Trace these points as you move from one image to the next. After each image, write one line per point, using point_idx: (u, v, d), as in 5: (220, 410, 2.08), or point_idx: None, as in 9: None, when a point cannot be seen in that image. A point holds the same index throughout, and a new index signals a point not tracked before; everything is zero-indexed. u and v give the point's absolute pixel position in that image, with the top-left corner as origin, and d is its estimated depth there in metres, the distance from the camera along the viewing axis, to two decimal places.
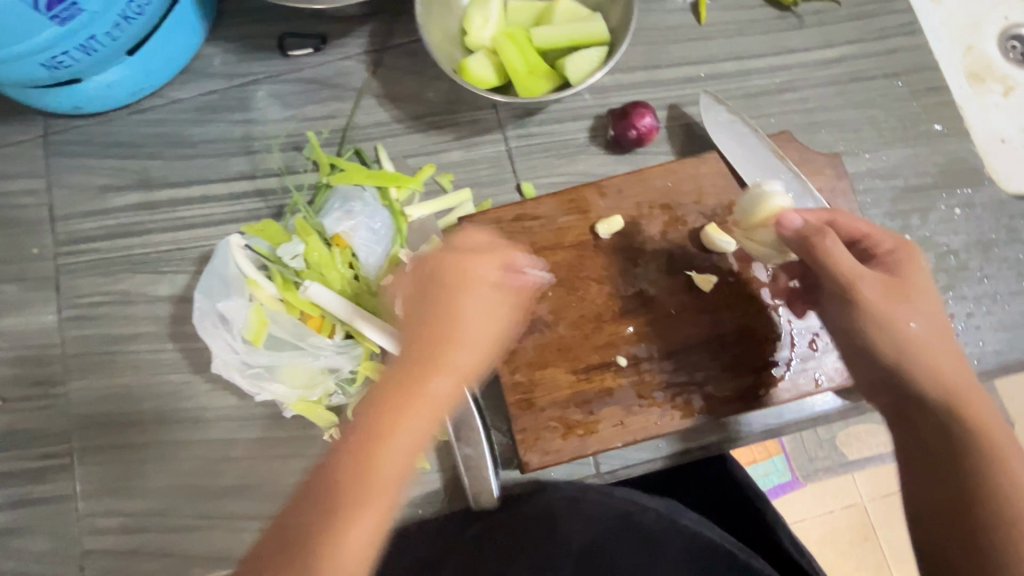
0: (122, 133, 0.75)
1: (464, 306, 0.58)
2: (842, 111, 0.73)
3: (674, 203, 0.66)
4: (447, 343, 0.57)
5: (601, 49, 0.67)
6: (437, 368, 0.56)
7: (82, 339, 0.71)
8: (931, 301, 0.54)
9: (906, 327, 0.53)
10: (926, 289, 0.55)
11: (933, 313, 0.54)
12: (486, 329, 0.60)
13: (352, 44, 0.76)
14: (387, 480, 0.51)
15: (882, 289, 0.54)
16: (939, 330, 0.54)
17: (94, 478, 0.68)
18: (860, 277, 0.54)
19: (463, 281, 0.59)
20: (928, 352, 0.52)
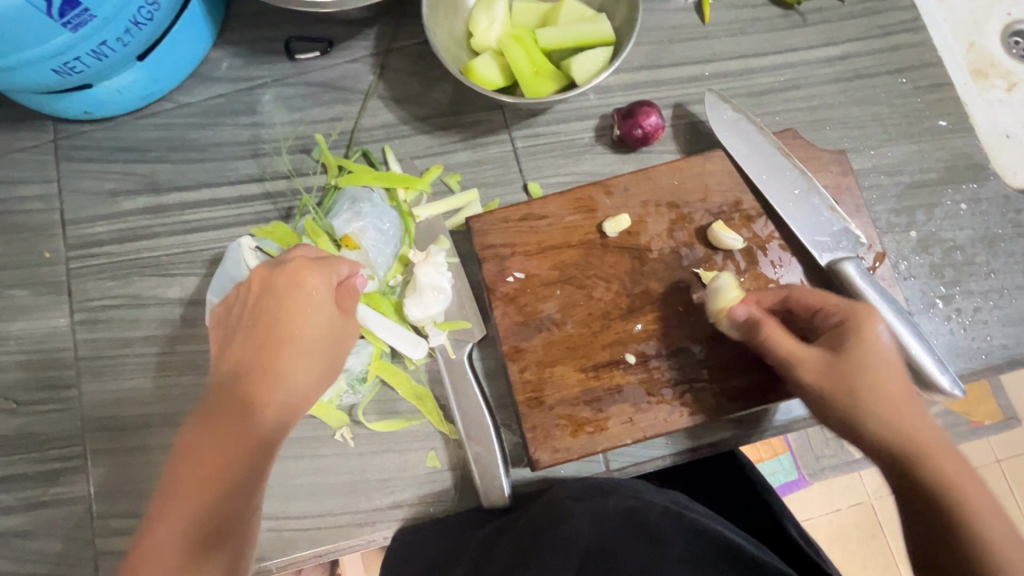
0: (132, 137, 0.76)
1: (271, 307, 0.55)
2: (846, 108, 0.73)
3: (680, 200, 0.66)
4: (269, 340, 0.54)
5: (606, 49, 0.68)
6: (278, 363, 0.54)
7: (93, 342, 0.72)
8: (886, 362, 0.52)
9: (864, 402, 0.51)
10: (878, 349, 0.53)
11: (891, 375, 0.52)
12: (339, 327, 0.57)
13: (358, 47, 0.77)
14: (251, 467, 0.48)
15: (828, 360, 0.53)
16: (901, 389, 0.51)
17: (106, 480, 0.69)
18: (800, 354, 0.54)
19: (279, 282, 0.56)
20: (880, 421, 0.50)
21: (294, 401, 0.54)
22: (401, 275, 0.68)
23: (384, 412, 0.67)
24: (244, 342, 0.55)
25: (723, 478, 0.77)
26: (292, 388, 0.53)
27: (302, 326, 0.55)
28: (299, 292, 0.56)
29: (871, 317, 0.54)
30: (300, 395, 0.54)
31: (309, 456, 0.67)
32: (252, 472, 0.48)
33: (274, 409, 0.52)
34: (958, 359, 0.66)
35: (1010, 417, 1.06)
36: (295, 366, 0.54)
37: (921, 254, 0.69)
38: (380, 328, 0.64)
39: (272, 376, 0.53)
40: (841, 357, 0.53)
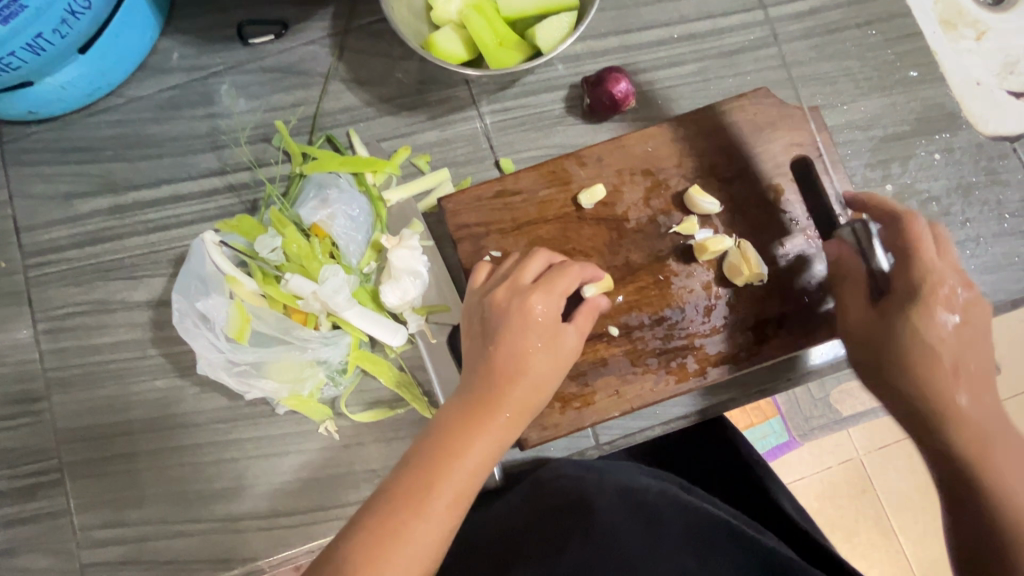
0: (83, 136, 0.73)
1: (534, 352, 0.53)
2: (817, 64, 0.72)
3: (655, 167, 0.65)
4: (499, 388, 0.52)
5: (570, 15, 0.65)
6: (449, 422, 0.50)
7: (60, 353, 0.69)
8: (941, 333, 0.52)
9: (933, 365, 0.51)
10: (937, 317, 0.52)
11: (946, 354, 0.52)
12: (566, 357, 0.55)
13: (315, 28, 0.74)
14: (433, 537, 0.45)
15: (868, 321, 0.55)
16: (951, 362, 0.52)
17: (86, 492, 0.67)
18: (848, 312, 0.56)
19: (519, 322, 0.54)
20: (945, 389, 0.51)
21: (471, 463, 0.48)
22: (375, 262, 0.66)
23: (366, 402, 0.66)
24: (504, 387, 0.52)
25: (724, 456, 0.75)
26: (470, 453, 0.49)
27: (551, 364, 0.54)
28: (541, 323, 0.54)
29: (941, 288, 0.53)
30: (479, 460, 0.49)
31: (296, 452, 0.66)
32: (440, 541, 0.46)
33: (454, 474, 0.47)
34: None
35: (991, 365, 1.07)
36: (498, 420, 0.51)
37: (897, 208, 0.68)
38: (356, 318, 0.62)
39: (434, 435, 0.50)
40: (888, 324, 0.53)
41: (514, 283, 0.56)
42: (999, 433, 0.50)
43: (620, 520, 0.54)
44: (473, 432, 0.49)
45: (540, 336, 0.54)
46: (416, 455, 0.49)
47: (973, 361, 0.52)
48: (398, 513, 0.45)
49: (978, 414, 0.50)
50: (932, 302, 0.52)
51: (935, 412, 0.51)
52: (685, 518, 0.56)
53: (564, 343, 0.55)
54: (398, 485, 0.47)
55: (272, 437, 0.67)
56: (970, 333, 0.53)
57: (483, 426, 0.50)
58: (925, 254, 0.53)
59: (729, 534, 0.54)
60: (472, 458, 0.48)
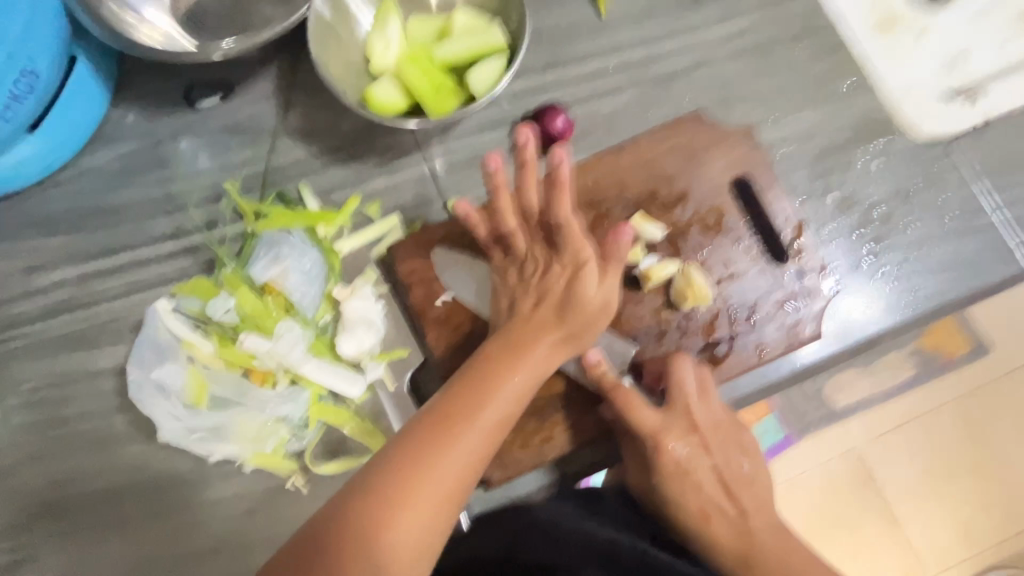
0: (40, 210, 0.74)
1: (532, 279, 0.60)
2: (752, 82, 0.73)
3: (598, 198, 0.66)
4: (537, 329, 0.57)
5: (501, 57, 0.67)
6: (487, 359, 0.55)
7: (28, 427, 0.70)
8: (679, 482, 0.58)
9: (677, 510, 0.58)
10: (674, 469, 0.58)
11: (689, 500, 0.58)
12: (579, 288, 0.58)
13: (260, 87, 0.75)
14: (476, 444, 0.51)
15: (639, 482, 0.61)
16: (699, 511, 0.57)
17: (61, 565, 0.67)
18: (628, 472, 0.62)
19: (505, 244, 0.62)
20: (687, 527, 0.58)
21: (502, 405, 0.53)
22: (331, 313, 0.67)
23: (332, 454, 0.65)
24: (537, 329, 0.57)
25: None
26: (502, 394, 0.53)
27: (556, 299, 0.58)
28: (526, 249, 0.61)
29: (661, 452, 0.57)
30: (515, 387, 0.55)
31: (267, 509, 0.67)
32: (464, 478, 0.50)
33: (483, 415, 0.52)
34: (889, 314, 0.67)
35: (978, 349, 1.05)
36: (529, 364, 0.56)
37: (841, 216, 0.69)
38: (314, 371, 0.64)
39: (473, 368, 0.55)
40: (645, 481, 0.60)
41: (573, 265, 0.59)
42: (756, 556, 0.56)
43: None
44: (509, 371, 0.55)
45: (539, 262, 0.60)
46: (455, 388, 0.54)
47: (720, 498, 0.58)
48: (433, 435, 0.50)
49: (736, 545, 0.56)
50: (666, 468, 0.58)
51: (701, 547, 0.58)
52: None
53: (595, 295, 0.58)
54: (436, 416, 0.52)
55: (242, 496, 0.67)
56: (719, 480, 0.58)
57: (520, 364, 0.55)
58: (675, 400, 0.58)
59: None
60: (503, 400, 0.53)
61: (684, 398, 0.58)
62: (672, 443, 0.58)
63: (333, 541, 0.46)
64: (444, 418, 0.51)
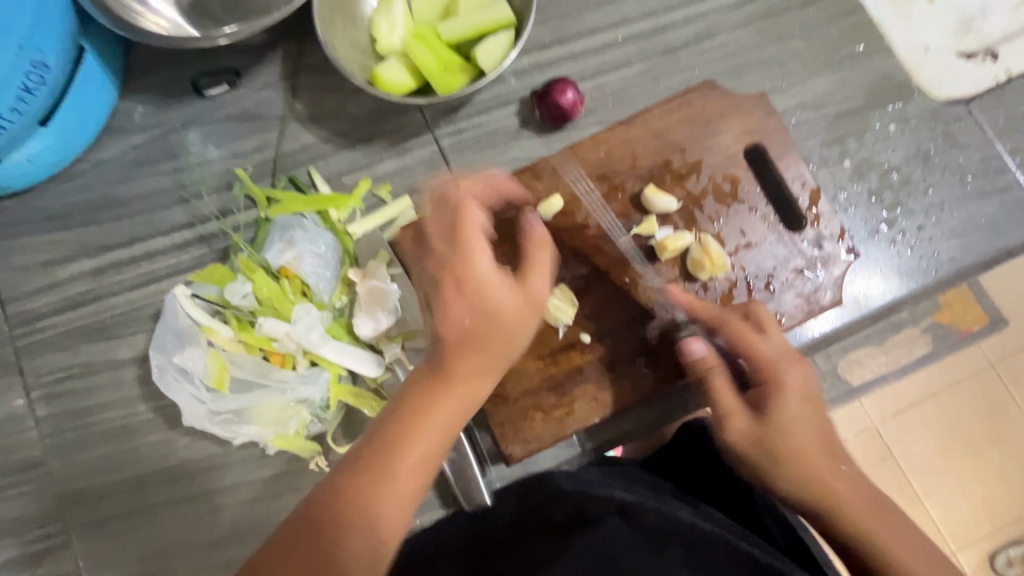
0: (55, 204, 0.74)
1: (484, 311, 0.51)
2: (763, 49, 0.72)
3: (610, 171, 0.65)
4: (468, 357, 0.50)
5: (507, 33, 0.66)
6: (411, 396, 0.50)
7: (54, 418, 0.71)
8: (796, 418, 0.55)
9: (797, 448, 0.55)
10: (792, 405, 0.56)
11: (808, 438, 0.55)
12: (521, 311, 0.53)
13: (267, 73, 0.75)
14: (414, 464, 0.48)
15: (754, 426, 0.55)
16: (822, 444, 0.55)
17: (92, 551, 0.69)
18: (731, 419, 0.56)
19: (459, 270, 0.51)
20: (807, 468, 0.54)
21: (436, 430, 0.49)
22: (347, 296, 0.67)
23: (354, 434, 0.66)
24: (476, 347, 0.51)
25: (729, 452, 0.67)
26: (438, 413, 0.49)
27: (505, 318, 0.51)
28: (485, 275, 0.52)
29: (786, 380, 0.56)
30: (454, 404, 0.50)
31: (290, 491, 0.67)
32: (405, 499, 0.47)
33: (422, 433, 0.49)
34: (909, 279, 0.67)
35: (997, 319, 1.03)
36: (456, 397, 0.50)
37: (858, 182, 0.68)
38: (332, 353, 0.64)
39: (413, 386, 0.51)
40: (758, 427, 0.55)
41: (467, 256, 0.51)
42: (862, 489, 0.56)
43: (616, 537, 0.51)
44: (434, 404, 0.49)
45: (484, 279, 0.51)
46: (382, 426, 0.49)
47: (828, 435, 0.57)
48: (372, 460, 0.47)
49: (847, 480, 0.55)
50: (789, 400, 0.56)
51: (815, 488, 0.55)
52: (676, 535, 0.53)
53: (511, 300, 0.52)
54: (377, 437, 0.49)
55: (266, 479, 0.68)
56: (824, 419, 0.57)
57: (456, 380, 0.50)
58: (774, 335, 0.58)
59: (727, 548, 0.52)
60: (445, 416, 0.50)
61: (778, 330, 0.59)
62: (793, 374, 0.57)
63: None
64: (370, 462, 0.47)
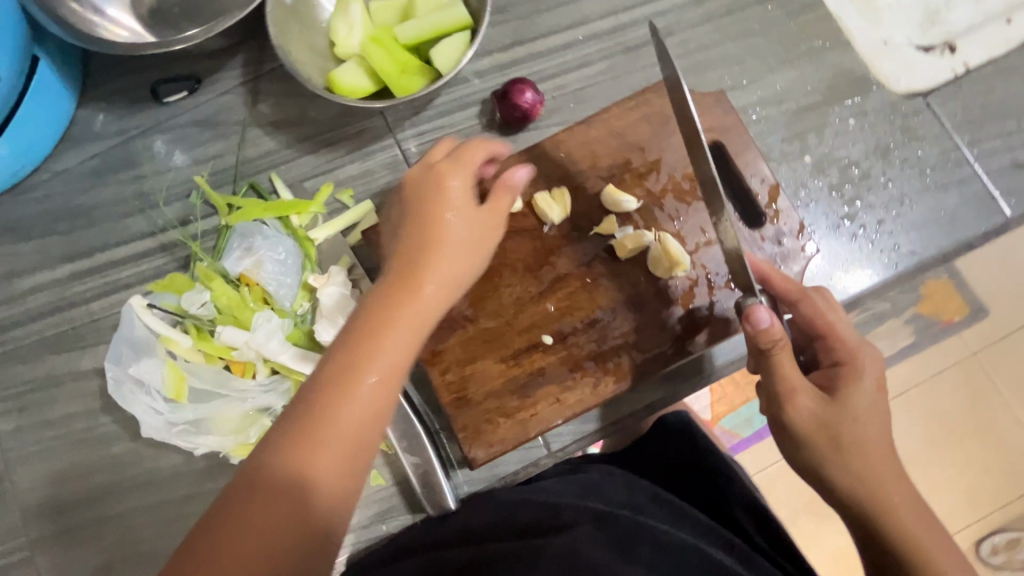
0: (13, 215, 0.73)
1: (447, 231, 0.53)
2: (722, 47, 0.72)
3: (570, 171, 0.65)
4: (414, 274, 0.51)
5: (465, 33, 0.66)
6: (368, 309, 0.48)
7: (16, 432, 0.70)
8: (867, 409, 0.52)
9: (862, 437, 0.51)
10: (869, 397, 0.52)
11: (878, 436, 0.51)
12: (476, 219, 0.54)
13: (226, 79, 0.74)
14: (380, 369, 0.45)
15: (820, 410, 0.51)
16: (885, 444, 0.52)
17: (56, 565, 0.68)
18: (798, 396, 0.52)
19: (433, 206, 0.54)
20: (866, 458, 0.51)
21: (391, 354, 0.46)
22: (309, 302, 0.66)
23: None
24: (434, 256, 0.52)
25: (705, 451, 0.70)
26: (400, 320, 0.48)
27: (462, 243, 0.53)
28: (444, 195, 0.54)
29: (859, 372, 0.53)
30: (412, 317, 0.48)
31: None
32: (372, 413, 0.45)
33: (384, 343, 0.46)
34: (870, 274, 0.67)
35: (977, 309, 1.02)
36: (410, 309, 0.49)
37: (819, 177, 0.69)
38: (293, 361, 0.63)
39: (368, 303, 0.49)
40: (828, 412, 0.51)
41: (426, 161, 0.57)
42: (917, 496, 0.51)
43: (585, 539, 0.51)
44: (388, 319, 0.48)
45: (444, 209, 0.53)
46: (337, 348, 0.46)
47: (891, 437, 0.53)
48: (326, 386, 0.44)
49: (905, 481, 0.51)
50: (860, 391, 0.52)
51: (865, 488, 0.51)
52: (650, 541, 0.53)
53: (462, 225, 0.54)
54: (333, 355, 0.46)
55: None
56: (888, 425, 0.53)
57: (413, 293, 0.50)
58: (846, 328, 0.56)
59: (699, 556, 0.53)
60: (404, 328, 0.48)
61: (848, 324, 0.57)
62: (870, 363, 0.54)
63: (217, 538, 0.40)
64: (316, 392, 0.44)
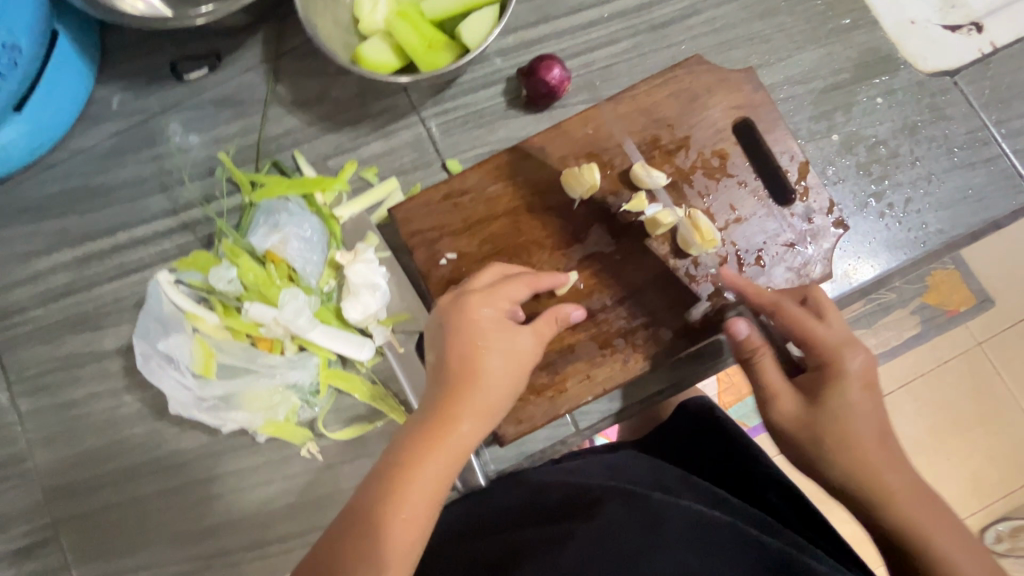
0: (32, 194, 0.73)
1: (482, 358, 0.53)
2: (749, 25, 0.72)
3: (599, 148, 0.65)
4: (448, 406, 0.51)
5: (492, 8, 0.65)
6: (405, 438, 0.50)
7: (38, 412, 0.69)
8: (850, 405, 0.53)
9: (845, 433, 0.52)
10: (850, 390, 0.53)
11: (861, 427, 0.52)
12: (512, 350, 0.54)
13: (248, 56, 0.73)
14: (416, 510, 0.47)
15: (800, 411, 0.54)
16: (874, 434, 0.52)
17: (81, 545, 0.68)
18: (778, 399, 0.55)
19: (468, 336, 0.53)
20: (851, 452, 0.52)
21: (424, 484, 0.48)
22: (334, 279, 0.66)
23: (345, 420, 0.66)
24: (466, 389, 0.52)
25: (729, 437, 0.70)
26: (435, 453, 0.49)
27: (500, 370, 0.53)
28: (481, 328, 0.54)
29: (839, 366, 0.53)
30: (445, 450, 0.50)
31: (279, 479, 0.67)
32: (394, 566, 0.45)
33: (418, 480, 0.48)
34: (897, 252, 0.67)
35: (983, 300, 1.04)
36: (472, 402, 0.52)
37: (846, 156, 0.68)
38: (321, 337, 0.63)
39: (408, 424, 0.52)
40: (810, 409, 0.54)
41: (467, 288, 0.57)
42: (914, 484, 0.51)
43: (617, 520, 0.50)
44: (423, 453, 0.49)
45: (480, 340, 0.53)
46: (378, 469, 0.50)
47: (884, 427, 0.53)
48: (360, 527, 0.47)
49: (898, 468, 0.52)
50: (842, 387, 0.53)
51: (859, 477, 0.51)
52: (688, 519, 0.51)
53: (505, 355, 0.54)
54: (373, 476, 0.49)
55: (256, 467, 0.67)
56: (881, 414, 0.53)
57: (448, 423, 0.50)
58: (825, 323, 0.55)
59: (736, 535, 0.51)
60: (439, 461, 0.49)
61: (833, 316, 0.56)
62: (856, 359, 0.54)
63: None
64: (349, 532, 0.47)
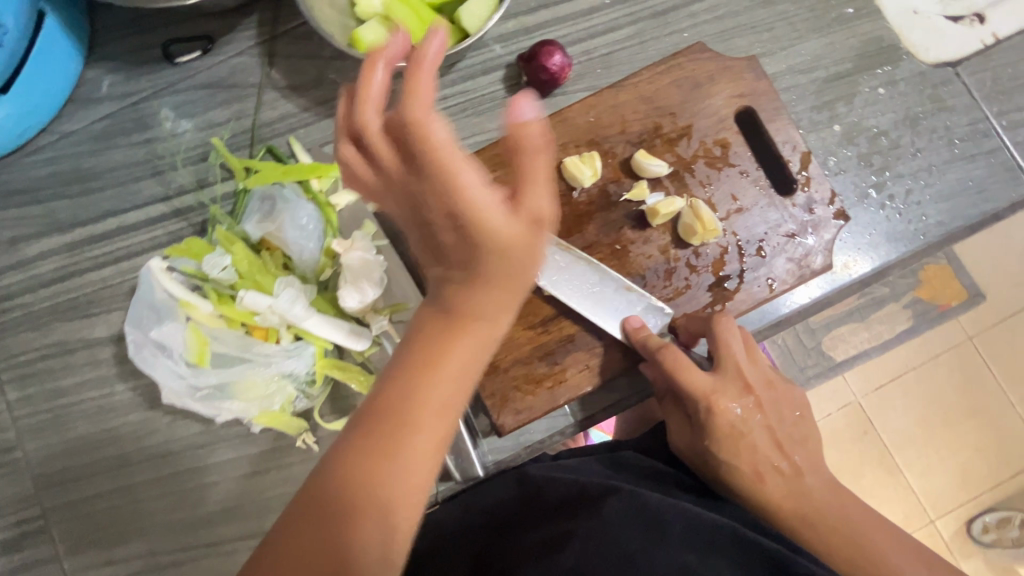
0: (19, 178, 0.71)
1: (473, 260, 0.36)
2: (751, 13, 0.71)
3: (600, 136, 0.64)
4: (440, 344, 0.37)
5: None
6: (388, 389, 0.38)
7: (26, 401, 0.68)
8: (732, 439, 0.56)
9: (731, 465, 0.57)
10: (730, 425, 0.56)
11: (743, 459, 0.56)
12: (521, 241, 0.35)
13: (241, 38, 0.72)
14: (412, 494, 0.37)
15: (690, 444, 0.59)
16: (754, 466, 0.56)
17: (72, 535, 0.67)
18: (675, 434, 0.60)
19: (442, 218, 0.35)
20: (737, 481, 0.57)
21: (421, 454, 0.37)
22: (331, 268, 0.65)
23: (342, 411, 0.65)
24: (461, 321, 0.37)
25: None
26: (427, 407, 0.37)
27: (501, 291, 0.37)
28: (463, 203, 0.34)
29: (713, 412, 0.56)
30: (440, 406, 0.38)
31: (274, 469, 0.66)
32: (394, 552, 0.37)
33: (408, 449, 0.37)
34: (898, 244, 0.67)
35: (975, 294, 1.04)
36: (477, 336, 0.38)
37: (847, 147, 0.68)
38: (317, 327, 0.62)
39: (392, 371, 0.38)
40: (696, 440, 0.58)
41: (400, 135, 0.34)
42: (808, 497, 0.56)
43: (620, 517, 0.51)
44: (417, 411, 0.37)
45: (467, 226, 0.34)
46: (358, 430, 0.37)
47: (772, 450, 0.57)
48: (340, 507, 0.36)
49: (787, 486, 0.56)
50: (722, 429, 0.56)
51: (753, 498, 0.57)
52: (687, 518, 0.52)
53: (511, 224, 0.34)
54: (353, 442, 0.37)
55: (251, 456, 0.66)
56: (772, 438, 0.58)
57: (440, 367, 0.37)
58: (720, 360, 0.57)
59: (733, 536, 0.51)
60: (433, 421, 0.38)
61: (732, 358, 0.57)
62: (724, 405, 0.57)
63: None
64: (324, 513, 0.36)
